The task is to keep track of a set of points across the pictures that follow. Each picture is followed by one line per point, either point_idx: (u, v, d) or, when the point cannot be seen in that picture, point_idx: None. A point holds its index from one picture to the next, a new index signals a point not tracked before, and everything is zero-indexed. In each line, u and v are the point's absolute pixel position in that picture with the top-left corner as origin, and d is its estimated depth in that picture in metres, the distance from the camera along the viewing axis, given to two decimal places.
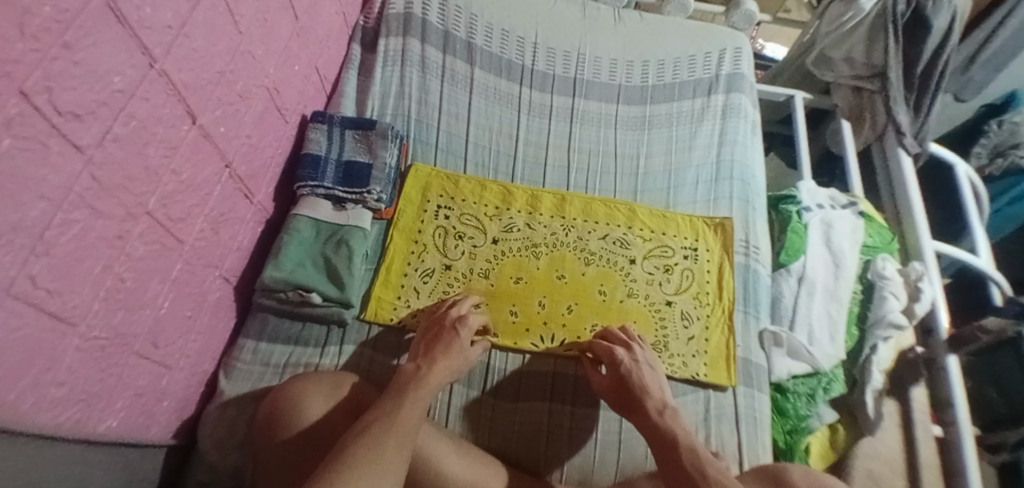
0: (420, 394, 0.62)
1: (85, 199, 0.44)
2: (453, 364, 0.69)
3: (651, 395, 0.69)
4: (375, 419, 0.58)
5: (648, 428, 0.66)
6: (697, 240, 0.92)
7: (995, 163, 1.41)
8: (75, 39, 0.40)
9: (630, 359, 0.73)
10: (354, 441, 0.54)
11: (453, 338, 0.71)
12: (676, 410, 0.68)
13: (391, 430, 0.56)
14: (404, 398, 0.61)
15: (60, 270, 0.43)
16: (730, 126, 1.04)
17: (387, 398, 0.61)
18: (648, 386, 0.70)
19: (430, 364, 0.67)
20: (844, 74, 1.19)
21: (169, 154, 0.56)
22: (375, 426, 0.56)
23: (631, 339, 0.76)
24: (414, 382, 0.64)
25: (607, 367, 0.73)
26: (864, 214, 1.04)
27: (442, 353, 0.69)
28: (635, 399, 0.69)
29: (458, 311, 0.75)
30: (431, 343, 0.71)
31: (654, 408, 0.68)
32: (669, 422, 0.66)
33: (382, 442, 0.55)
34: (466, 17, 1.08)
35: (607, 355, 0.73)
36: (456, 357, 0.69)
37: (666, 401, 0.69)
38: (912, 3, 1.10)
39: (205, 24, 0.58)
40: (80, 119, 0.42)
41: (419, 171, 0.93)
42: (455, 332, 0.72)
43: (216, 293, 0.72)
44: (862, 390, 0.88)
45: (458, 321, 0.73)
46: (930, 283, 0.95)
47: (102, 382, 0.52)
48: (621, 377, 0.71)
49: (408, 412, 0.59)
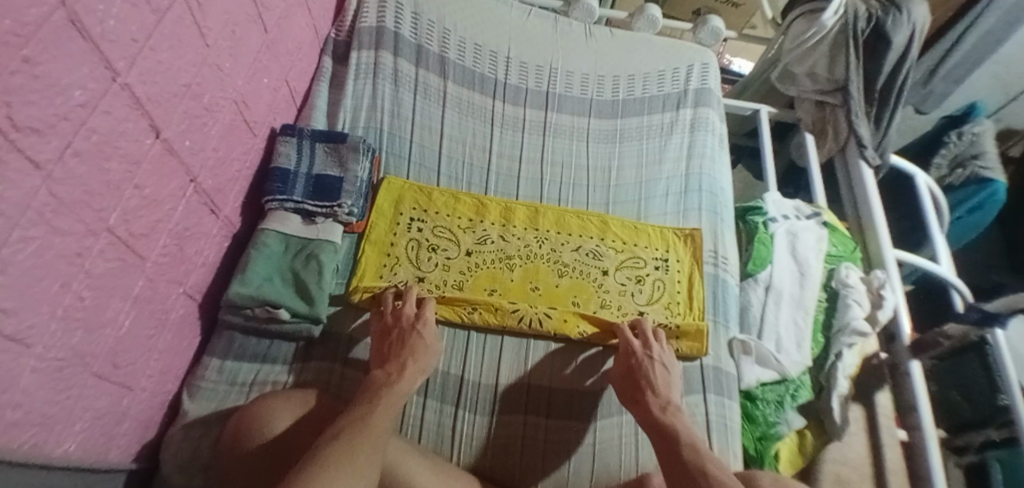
0: (393, 398, 0.64)
1: (43, 216, 0.43)
2: (424, 366, 0.70)
3: (656, 393, 0.72)
4: (347, 424, 0.58)
5: (651, 423, 0.69)
6: (667, 251, 0.93)
7: (956, 173, 1.46)
8: (34, 53, 0.39)
9: (644, 353, 0.77)
10: (327, 446, 0.55)
11: (416, 339, 0.72)
12: (680, 408, 0.71)
13: (366, 432, 0.58)
14: (377, 402, 0.62)
15: (15, 290, 0.42)
16: (698, 139, 1.07)
17: (361, 402, 0.63)
18: (655, 382, 0.73)
19: (401, 370, 0.68)
20: (807, 89, 1.24)
21: (132, 169, 0.55)
22: (344, 432, 0.57)
23: (651, 335, 0.79)
24: (385, 388, 0.65)
25: (622, 357, 0.78)
26: (828, 224, 1.07)
27: (411, 356, 0.70)
28: (641, 393, 0.73)
29: (413, 310, 0.76)
30: (395, 346, 0.72)
31: (658, 405, 0.71)
32: (671, 418, 0.68)
33: (355, 447, 0.56)
34: (439, 31, 1.09)
35: (623, 346, 0.78)
36: (424, 358, 0.70)
37: (671, 398, 0.72)
38: (872, 20, 1.15)
39: (171, 37, 0.58)
40: (39, 134, 0.41)
41: (392, 184, 0.92)
42: (416, 331, 0.73)
43: (180, 310, 0.70)
44: (829, 396, 0.89)
45: (417, 320, 0.75)
46: (892, 290, 0.99)
47: (59, 405, 0.50)
48: (632, 368, 0.76)
49: (382, 416, 0.60)
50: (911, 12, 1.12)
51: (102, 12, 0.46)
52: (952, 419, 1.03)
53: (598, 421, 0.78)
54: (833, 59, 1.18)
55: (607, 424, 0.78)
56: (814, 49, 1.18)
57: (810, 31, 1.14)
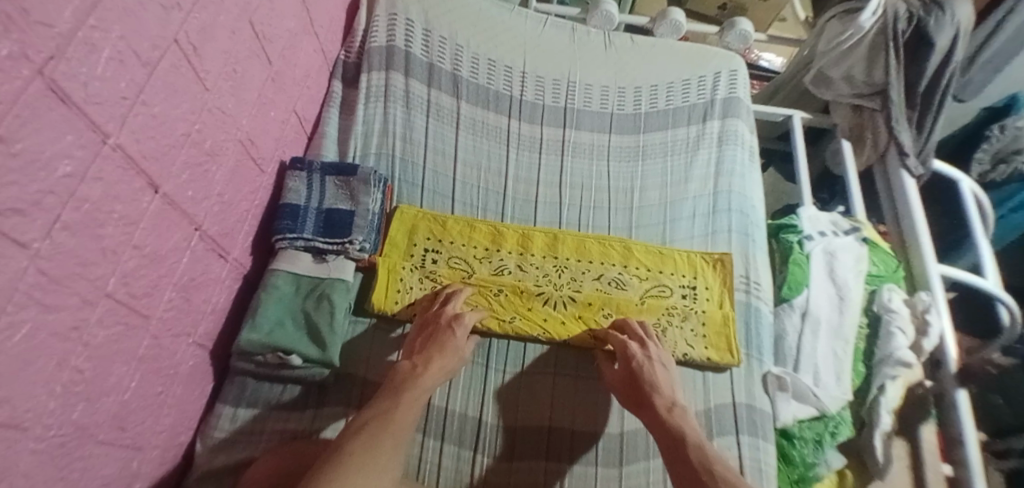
0: (418, 392, 0.64)
1: (33, 296, 0.40)
2: (448, 364, 0.70)
3: (660, 392, 0.70)
4: (371, 418, 0.60)
5: (656, 423, 0.67)
6: (695, 277, 0.88)
7: (999, 169, 1.37)
8: (11, 131, 0.35)
9: (643, 354, 0.74)
10: (353, 441, 0.55)
11: (448, 338, 0.72)
12: (685, 409, 0.69)
13: (389, 429, 0.58)
14: (400, 396, 0.63)
15: (8, 377, 0.39)
16: (727, 153, 1.01)
17: (385, 397, 0.64)
18: (658, 383, 0.71)
19: (427, 364, 0.68)
20: (844, 93, 1.16)
21: (130, 230, 0.52)
22: (367, 427, 0.58)
23: (646, 336, 0.77)
24: (409, 381, 0.66)
25: (620, 361, 0.75)
26: (868, 240, 1.01)
27: (438, 353, 0.70)
28: (645, 395, 0.70)
29: (454, 309, 0.76)
30: (426, 342, 0.72)
31: (664, 405, 0.69)
32: (678, 421, 0.66)
33: (380, 439, 0.56)
34: (451, 48, 1.04)
35: (621, 351, 0.75)
36: (450, 356, 0.70)
37: (674, 399, 0.70)
38: (913, 21, 1.06)
39: (165, 88, 0.54)
40: (22, 214, 0.37)
41: (405, 213, 0.88)
42: (450, 331, 0.73)
43: (191, 361, 0.68)
44: (871, 433, 0.84)
45: (454, 320, 0.74)
46: (938, 314, 0.92)
47: (63, 480, 0.48)
48: (633, 372, 0.72)
49: (405, 411, 0.61)
50: (955, 11, 1.04)
51: (86, 75, 0.42)
52: (994, 423, 1.02)
53: (623, 467, 0.74)
54: (872, 61, 1.10)
55: (633, 470, 0.73)
56: (850, 53, 1.11)
57: (846, 34, 1.07)
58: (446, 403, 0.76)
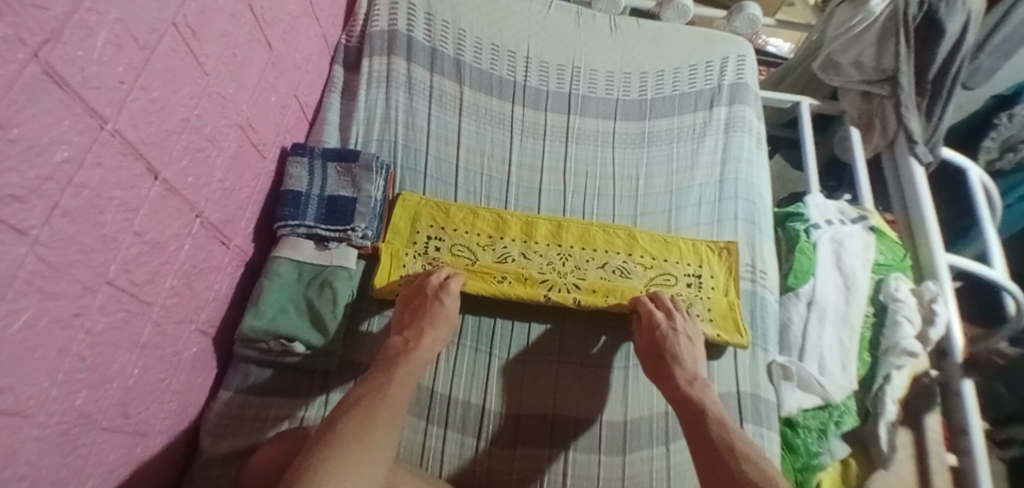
0: (409, 368, 0.65)
1: (34, 284, 0.40)
2: (441, 336, 0.71)
3: (682, 366, 0.71)
4: (364, 394, 0.59)
5: (678, 396, 0.67)
6: (700, 266, 0.87)
7: (1007, 156, 1.35)
8: (8, 116, 0.34)
9: (668, 325, 0.75)
10: (344, 417, 0.55)
11: (437, 307, 0.72)
12: (707, 383, 0.69)
13: (383, 405, 0.58)
14: (392, 373, 0.63)
15: (10, 366, 0.38)
16: (734, 140, 0.99)
17: (379, 372, 0.64)
18: (681, 356, 0.72)
19: (419, 337, 0.69)
20: (853, 80, 1.13)
21: (130, 216, 0.51)
22: (361, 403, 0.58)
23: (673, 306, 0.78)
24: (402, 356, 0.66)
25: (646, 330, 0.76)
26: (875, 229, 1.00)
27: (430, 325, 0.70)
28: (668, 368, 0.71)
29: (438, 279, 0.76)
30: (416, 313, 0.73)
31: (685, 379, 0.69)
32: (699, 393, 0.67)
33: (372, 418, 0.56)
34: (454, 31, 1.02)
35: (646, 320, 0.76)
36: (443, 327, 0.71)
37: (697, 373, 0.70)
38: (924, 6, 1.03)
39: (164, 72, 0.53)
40: (21, 200, 0.37)
41: (407, 200, 0.87)
42: (437, 300, 0.73)
43: (193, 348, 0.68)
44: (875, 423, 0.83)
45: (441, 289, 0.74)
46: (945, 304, 0.91)
47: (68, 467, 0.48)
48: (658, 342, 0.73)
49: (398, 387, 0.61)
50: None
51: (82, 59, 0.41)
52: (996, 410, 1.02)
53: (626, 455, 0.74)
54: (881, 47, 1.08)
55: (634, 459, 0.73)
56: (860, 38, 1.08)
57: (855, 18, 1.06)
58: (449, 390, 0.76)
